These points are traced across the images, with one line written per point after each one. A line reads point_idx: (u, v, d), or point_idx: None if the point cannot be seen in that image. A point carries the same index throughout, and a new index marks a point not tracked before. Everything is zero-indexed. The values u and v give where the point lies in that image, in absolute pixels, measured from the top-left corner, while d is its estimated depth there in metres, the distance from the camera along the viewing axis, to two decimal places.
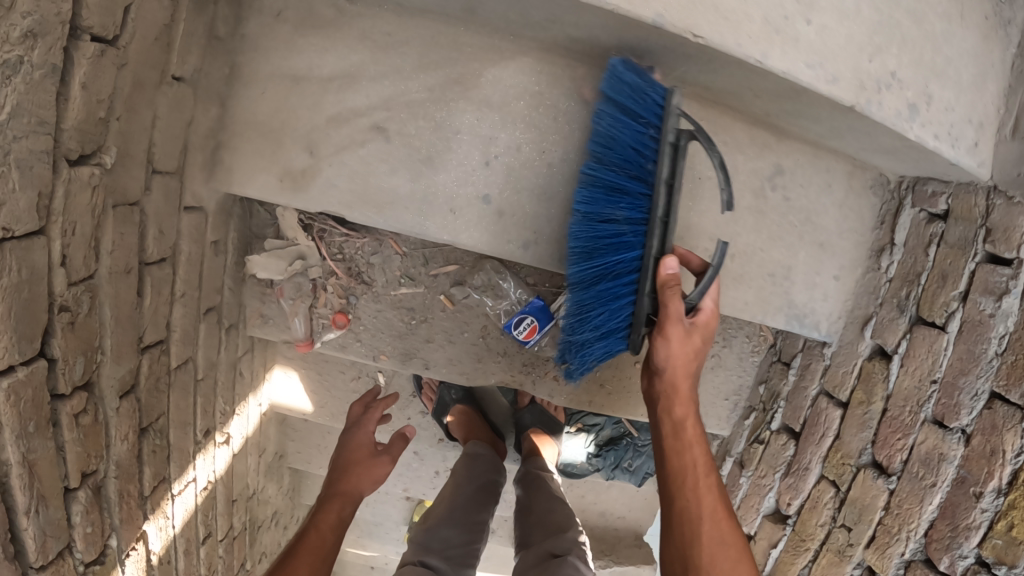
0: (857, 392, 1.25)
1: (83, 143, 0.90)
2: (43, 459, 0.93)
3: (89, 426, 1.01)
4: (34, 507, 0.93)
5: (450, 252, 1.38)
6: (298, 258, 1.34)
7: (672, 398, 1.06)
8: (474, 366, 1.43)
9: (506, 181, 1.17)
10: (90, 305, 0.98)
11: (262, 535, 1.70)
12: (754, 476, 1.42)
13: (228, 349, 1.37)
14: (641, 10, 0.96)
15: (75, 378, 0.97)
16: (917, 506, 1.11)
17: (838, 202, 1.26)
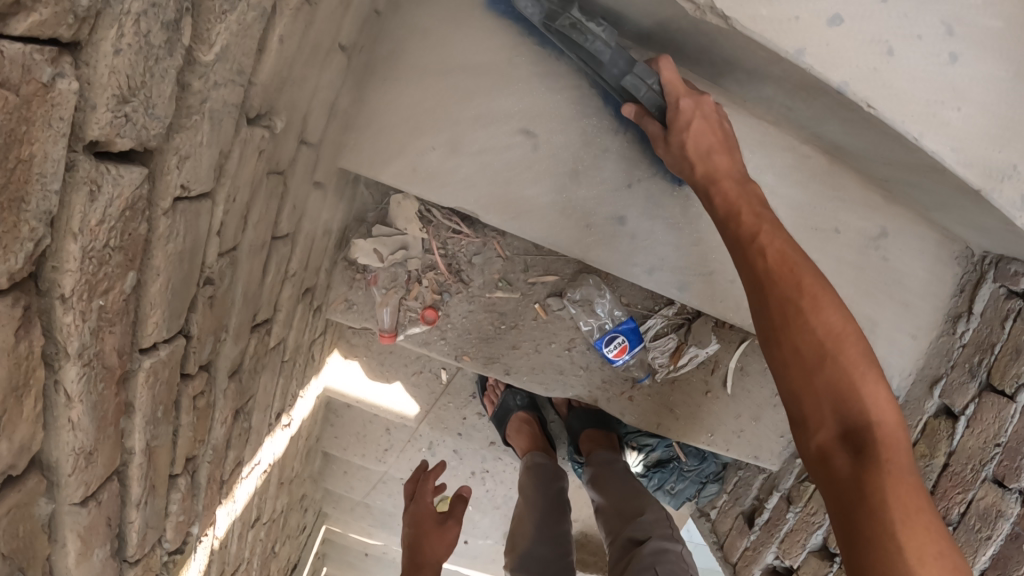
0: (920, 445, 1.35)
1: (262, 102, 0.74)
2: (161, 446, 0.82)
3: (201, 410, 0.91)
4: (144, 497, 0.83)
5: (552, 261, 1.37)
6: (402, 248, 1.29)
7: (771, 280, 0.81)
8: (555, 376, 1.42)
9: (646, 205, 1.15)
10: (229, 279, 0.83)
11: (292, 517, 1.75)
12: (802, 512, 1.49)
13: (312, 330, 1.32)
14: (830, 74, 1.03)
15: (202, 357, 0.84)
16: (969, 556, 1.21)
17: (927, 268, 1.33)
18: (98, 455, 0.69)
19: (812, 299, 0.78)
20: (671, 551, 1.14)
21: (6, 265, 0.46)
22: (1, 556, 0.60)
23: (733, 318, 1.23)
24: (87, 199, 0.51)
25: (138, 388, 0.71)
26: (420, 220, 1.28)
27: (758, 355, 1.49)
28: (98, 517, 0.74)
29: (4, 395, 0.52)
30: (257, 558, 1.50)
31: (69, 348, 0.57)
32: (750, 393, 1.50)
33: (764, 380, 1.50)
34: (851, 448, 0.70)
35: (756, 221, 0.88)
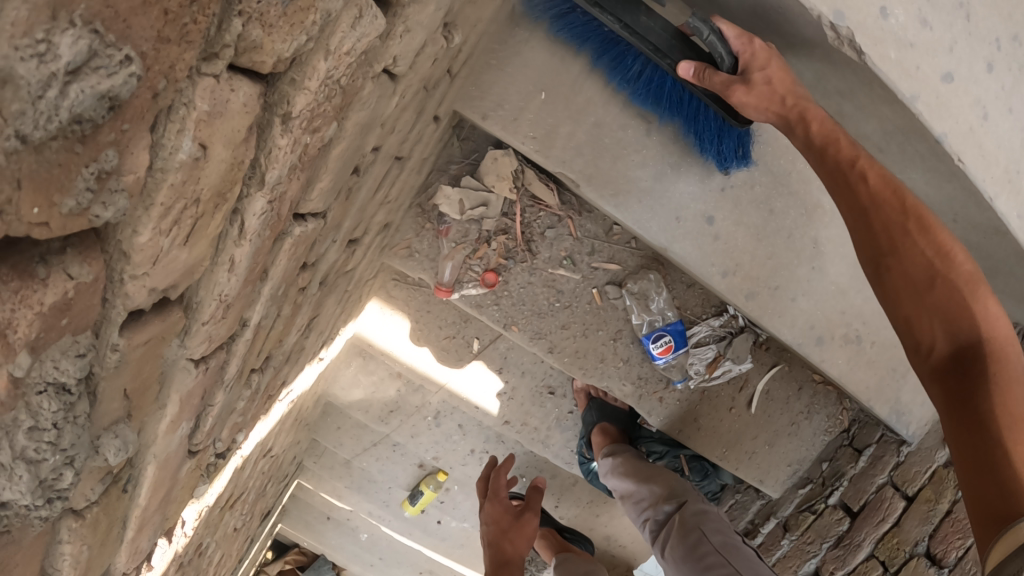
0: (926, 490, 1.43)
1: (454, 10, 0.74)
2: (265, 330, 0.74)
3: (294, 305, 0.82)
4: (234, 383, 0.74)
5: (618, 251, 1.39)
6: (482, 205, 1.29)
7: (914, 223, 0.82)
8: (595, 364, 1.44)
9: (734, 210, 1.19)
10: (363, 177, 0.81)
11: (285, 460, 1.69)
12: (799, 540, 1.57)
13: (372, 267, 1.29)
14: (934, 125, 1.00)
15: (320, 250, 0.80)
16: None
17: None
18: (231, 310, 0.58)
19: (925, 222, 0.82)
20: (711, 511, 1.28)
21: (282, 46, 0.39)
22: (123, 393, 0.45)
23: (784, 333, 1.27)
24: (349, 22, 0.46)
25: (282, 252, 0.63)
26: (512, 181, 1.26)
27: (786, 383, 1.51)
28: (205, 392, 0.65)
29: (208, 195, 0.42)
30: (253, 491, 1.44)
31: (265, 176, 0.49)
32: (771, 419, 1.52)
33: (786, 408, 1.52)
34: (962, 359, 0.74)
35: (855, 151, 0.87)
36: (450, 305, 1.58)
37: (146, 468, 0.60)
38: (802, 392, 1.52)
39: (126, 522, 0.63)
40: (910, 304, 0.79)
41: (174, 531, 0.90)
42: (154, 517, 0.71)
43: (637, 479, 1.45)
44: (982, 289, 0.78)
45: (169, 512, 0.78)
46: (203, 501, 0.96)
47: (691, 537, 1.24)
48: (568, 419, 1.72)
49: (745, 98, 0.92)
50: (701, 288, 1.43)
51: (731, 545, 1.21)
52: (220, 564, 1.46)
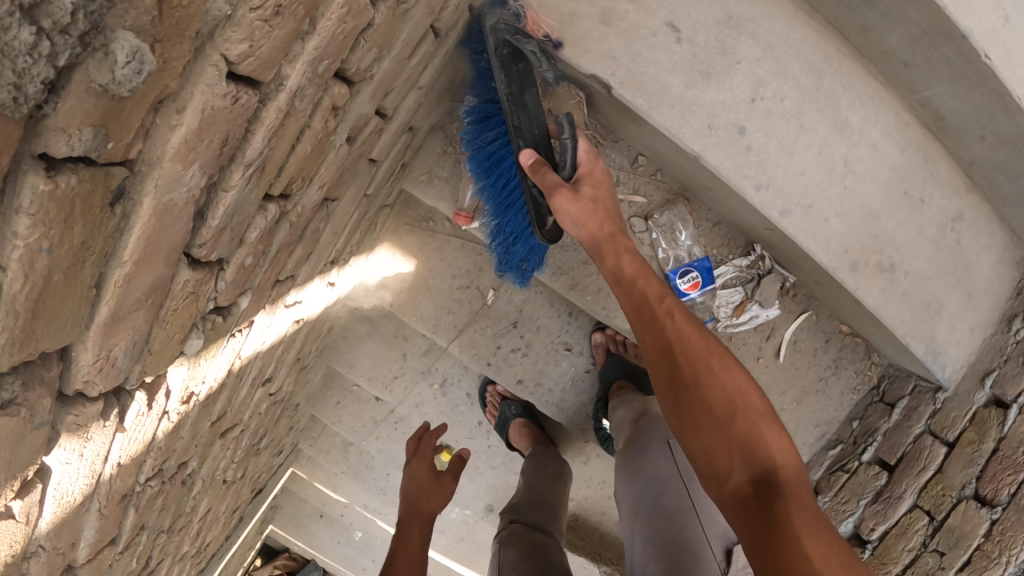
0: (968, 432, 1.36)
1: None
2: (295, 129, 0.69)
3: (325, 134, 0.78)
4: (252, 183, 0.68)
5: (644, 183, 1.35)
6: None
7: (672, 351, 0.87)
8: (618, 302, 1.39)
9: (766, 122, 1.18)
10: (411, 2, 0.79)
11: (281, 421, 1.62)
12: (833, 501, 1.49)
13: (390, 186, 1.27)
14: (961, 19, 1.04)
15: (360, 70, 0.77)
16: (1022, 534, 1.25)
17: (991, 264, 1.36)
18: (280, 25, 0.53)
19: (719, 359, 0.87)
20: (683, 435, 1.30)
21: None
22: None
23: (819, 256, 1.24)
24: None
25: (335, 5, 0.60)
26: (541, 93, 1.21)
27: (813, 334, 1.48)
28: (226, 153, 0.59)
29: None
30: (248, 431, 1.38)
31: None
32: (799, 372, 1.50)
33: (814, 361, 1.50)
34: (757, 479, 0.78)
35: (662, 291, 0.94)
36: (464, 251, 1.54)
37: (144, 199, 0.53)
38: (829, 344, 1.50)
39: (104, 280, 0.55)
40: (696, 427, 0.82)
41: (157, 397, 0.82)
42: (136, 313, 0.63)
43: (624, 408, 1.43)
44: (758, 398, 0.85)
45: (157, 332, 0.70)
46: (193, 372, 0.88)
47: (663, 461, 1.27)
48: (584, 379, 1.65)
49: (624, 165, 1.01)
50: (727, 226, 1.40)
51: (690, 470, 1.27)
52: (202, 513, 1.35)
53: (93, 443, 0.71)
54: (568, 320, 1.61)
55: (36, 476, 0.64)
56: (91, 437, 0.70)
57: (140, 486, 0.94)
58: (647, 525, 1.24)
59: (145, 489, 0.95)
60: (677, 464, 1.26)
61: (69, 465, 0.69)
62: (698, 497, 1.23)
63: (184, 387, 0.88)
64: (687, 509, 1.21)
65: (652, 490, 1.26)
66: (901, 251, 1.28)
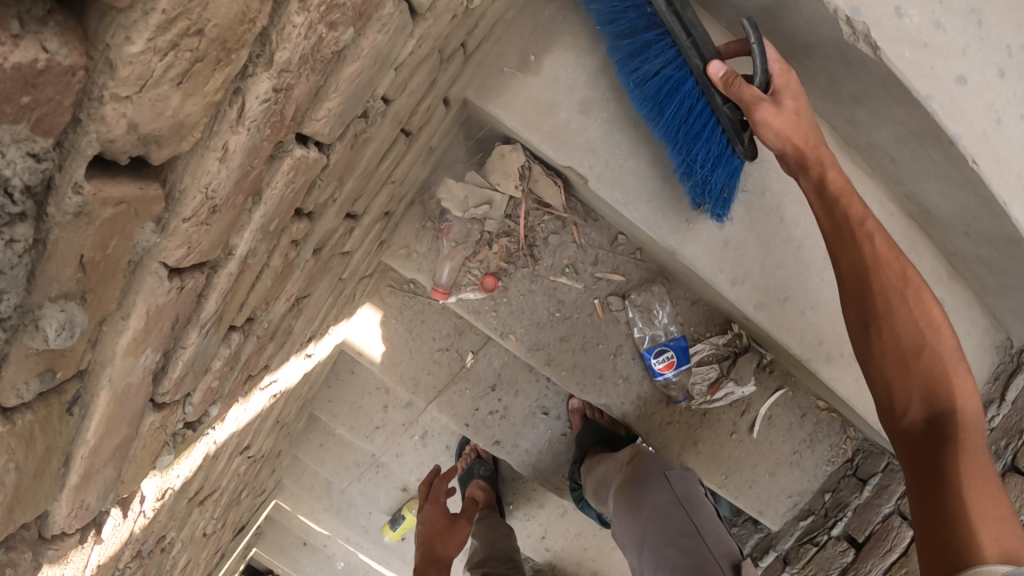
0: None
1: None
2: (250, 275, 0.68)
3: (284, 265, 0.77)
4: (211, 329, 0.67)
5: (623, 262, 1.34)
6: (486, 204, 1.24)
7: (866, 284, 0.88)
8: (594, 379, 1.37)
9: (745, 217, 1.16)
10: (373, 129, 0.77)
11: (262, 471, 1.63)
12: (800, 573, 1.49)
13: (369, 261, 1.25)
14: (948, 124, 1.02)
15: (318, 201, 0.75)
16: None
17: (972, 349, 1.32)
18: (218, 220, 0.51)
19: (915, 293, 0.86)
20: (677, 466, 1.32)
21: None
22: (78, 262, 0.39)
23: (793, 348, 1.21)
24: None
25: (279, 176, 0.58)
26: (519, 178, 1.21)
27: (788, 410, 1.44)
28: (179, 325, 0.58)
29: (214, 40, 0.37)
30: (227, 493, 1.38)
31: (275, 56, 0.45)
32: (772, 447, 1.46)
33: (788, 436, 1.45)
34: (934, 427, 0.80)
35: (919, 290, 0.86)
36: (445, 315, 1.53)
37: (100, 391, 0.53)
38: (804, 419, 1.45)
39: (72, 457, 0.55)
40: (899, 363, 0.84)
41: (131, 504, 0.82)
42: (106, 466, 0.63)
43: (604, 460, 1.44)
44: (950, 340, 0.84)
45: (126, 469, 0.70)
46: (166, 476, 0.89)
47: (661, 492, 1.27)
48: (561, 443, 1.63)
49: (771, 118, 0.92)
50: (705, 305, 1.37)
51: (691, 499, 1.27)
52: (185, 567, 1.38)
53: (72, 563, 0.71)
54: (548, 384, 1.60)
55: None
56: (71, 558, 0.70)
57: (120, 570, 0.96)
58: (656, 557, 1.22)
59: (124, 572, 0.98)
60: (676, 493, 1.26)
61: None
62: (701, 524, 1.23)
63: (158, 488, 0.89)
64: (693, 534, 1.20)
65: (656, 520, 1.24)
66: None
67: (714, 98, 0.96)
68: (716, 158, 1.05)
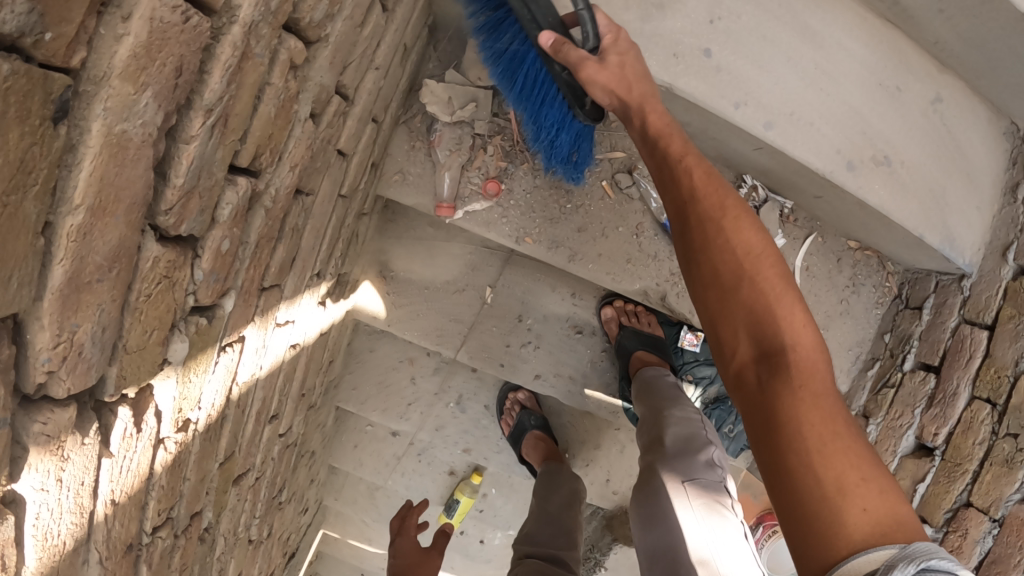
0: (1006, 309, 1.25)
1: None
2: (252, 72, 0.65)
3: (287, 94, 0.76)
4: (217, 125, 0.62)
5: (619, 136, 1.28)
6: (472, 103, 1.18)
7: (701, 216, 0.74)
8: (624, 264, 1.29)
9: (730, 40, 1.13)
10: None
11: (300, 474, 1.47)
12: (885, 420, 1.36)
13: (368, 189, 1.18)
14: None
15: (314, 23, 0.74)
16: None
17: (983, 137, 1.29)
18: None
19: (732, 220, 0.74)
20: (700, 468, 1.10)
21: None
22: None
23: (815, 164, 1.19)
24: None
25: None
26: None
27: (823, 257, 1.39)
28: (183, 91, 0.54)
29: None
30: (267, 484, 1.22)
31: None
32: (819, 299, 1.39)
33: (830, 284, 1.40)
34: (765, 366, 0.67)
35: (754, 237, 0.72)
36: (456, 253, 1.39)
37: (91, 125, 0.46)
38: (841, 263, 1.40)
39: (54, 231, 0.47)
40: (720, 295, 0.71)
41: (143, 419, 0.72)
42: (103, 284, 0.55)
43: (642, 401, 1.26)
44: (784, 271, 0.71)
45: (129, 323, 0.62)
46: (184, 391, 0.79)
47: (677, 504, 1.05)
48: (603, 360, 1.46)
49: (598, 74, 0.82)
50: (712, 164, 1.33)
51: (709, 507, 1.06)
52: None
53: (72, 465, 0.61)
54: (574, 301, 1.43)
55: (6, 507, 0.53)
56: (68, 455, 0.59)
57: (149, 537, 0.83)
58: (660, 567, 1.04)
59: (155, 542, 0.84)
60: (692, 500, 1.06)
61: (46, 495, 0.58)
62: (713, 539, 1.03)
63: (175, 409, 0.79)
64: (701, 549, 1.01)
65: (669, 535, 1.04)
66: (894, 142, 1.23)
67: (553, 72, 0.86)
68: (559, 122, 1.01)
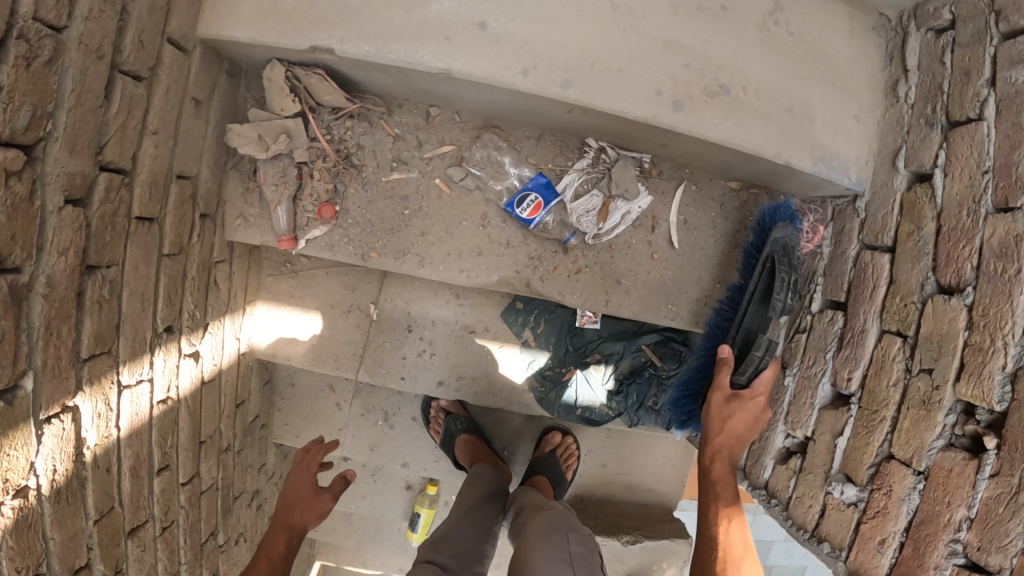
0: (903, 225, 1.09)
1: None
2: None
3: (19, 197, 0.79)
4: None
5: (445, 131, 1.25)
6: (285, 134, 1.19)
7: (714, 496, 1.16)
8: (475, 260, 1.25)
9: (505, 6, 1.06)
10: (51, 57, 0.81)
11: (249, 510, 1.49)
12: (800, 371, 1.25)
13: (202, 242, 1.19)
14: None
15: (17, 129, 0.77)
16: (1009, 305, 0.93)
17: (845, 37, 1.14)
18: None
19: (726, 508, 1.14)
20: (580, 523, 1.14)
21: None
22: None
23: (631, 112, 1.09)
24: None
25: None
26: (291, 94, 1.16)
27: (703, 206, 1.29)
28: None
29: None
30: (183, 529, 1.23)
31: None
32: (706, 249, 1.30)
33: (717, 232, 1.30)
34: None
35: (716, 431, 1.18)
36: (332, 277, 1.41)
37: None
38: (725, 208, 1.30)
39: None
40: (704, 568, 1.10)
41: None
42: None
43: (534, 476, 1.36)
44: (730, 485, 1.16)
45: None
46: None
47: (552, 543, 1.07)
48: (503, 354, 1.44)
49: (759, 387, 1.18)
50: (551, 136, 1.26)
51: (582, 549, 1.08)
52: None
53: None
54: (459, 301, 1.42)
55: None
56: None
57: None
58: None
59: None
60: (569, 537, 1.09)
61: None
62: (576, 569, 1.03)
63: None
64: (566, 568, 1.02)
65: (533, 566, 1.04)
66: (730, 66, 1.10)
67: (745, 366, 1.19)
68: None
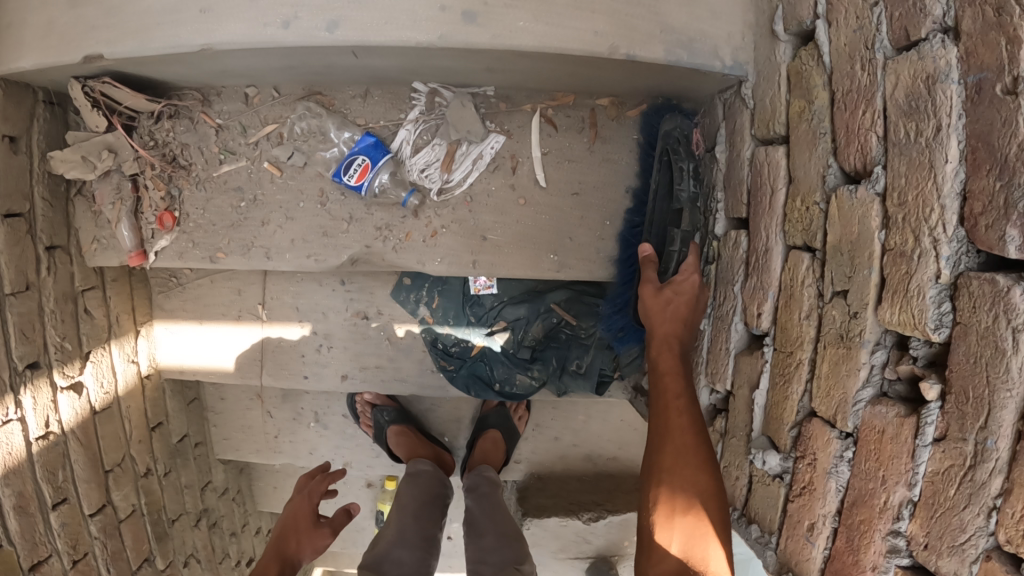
0: (794, 103, 0.81)
1: None
2: None
3: None
4: None
5: (268, 110, 1.12)
6: (108, 150, 1.14)
7: (662, 399, 0.90)
8: (322, 242, 1.13)
9: None
10: None
11: (194, 530, 1.53)
12: (714, 312, 1.00)
13: (54, 274, 1.15)
14: None
15: None
16: (931, 183, 0.61)
17: None
18: None
19: (674, 409, 0.88)
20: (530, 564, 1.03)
21: None
22: None
23: (416, 38, 0.88)
24: None
25: None
26: (99, 108, 1.09)
27: (574, 135, 1.08)
28: None
29: None
30: (101, 556, 1.23)
31: None
32: (585, 181, 1.09)
33: (592, 159, 1.08)
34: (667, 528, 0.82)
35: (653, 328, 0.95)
36: (217, 285, 1.35)
37: None
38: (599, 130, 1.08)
39: None
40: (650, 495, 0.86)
41: None
42: None
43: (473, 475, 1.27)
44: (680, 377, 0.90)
45: None
46: None
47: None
48: (404, 338, 1.31)
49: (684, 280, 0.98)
50: (379, 90, 1.09)
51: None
52: None
53: None
54: (344, 287, 1.30)
55: None
56: None
57: None
58: None
59: None
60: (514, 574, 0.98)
61: None
62: None
63: None
64: None
65: None
66: None
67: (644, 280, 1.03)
68: None
